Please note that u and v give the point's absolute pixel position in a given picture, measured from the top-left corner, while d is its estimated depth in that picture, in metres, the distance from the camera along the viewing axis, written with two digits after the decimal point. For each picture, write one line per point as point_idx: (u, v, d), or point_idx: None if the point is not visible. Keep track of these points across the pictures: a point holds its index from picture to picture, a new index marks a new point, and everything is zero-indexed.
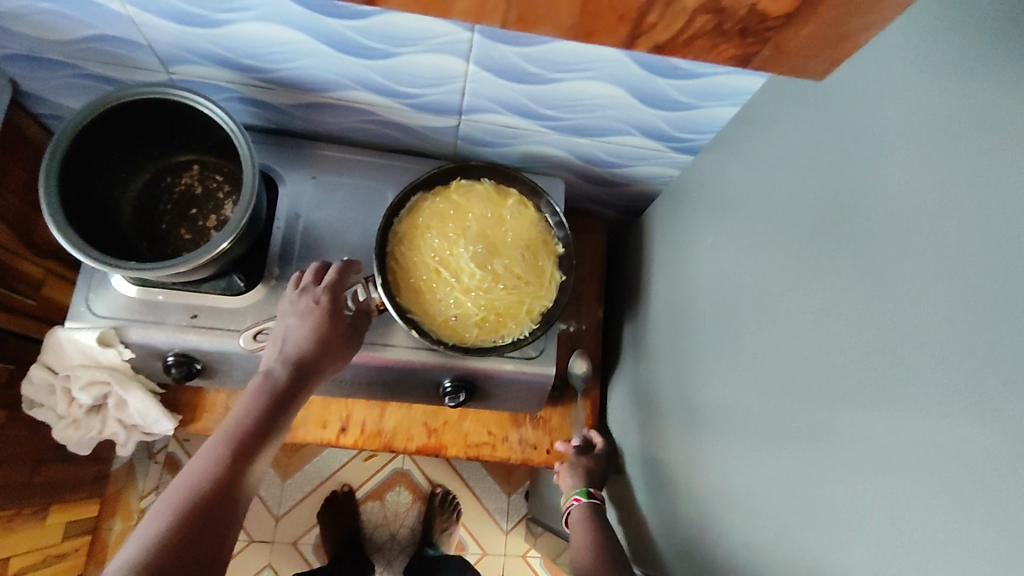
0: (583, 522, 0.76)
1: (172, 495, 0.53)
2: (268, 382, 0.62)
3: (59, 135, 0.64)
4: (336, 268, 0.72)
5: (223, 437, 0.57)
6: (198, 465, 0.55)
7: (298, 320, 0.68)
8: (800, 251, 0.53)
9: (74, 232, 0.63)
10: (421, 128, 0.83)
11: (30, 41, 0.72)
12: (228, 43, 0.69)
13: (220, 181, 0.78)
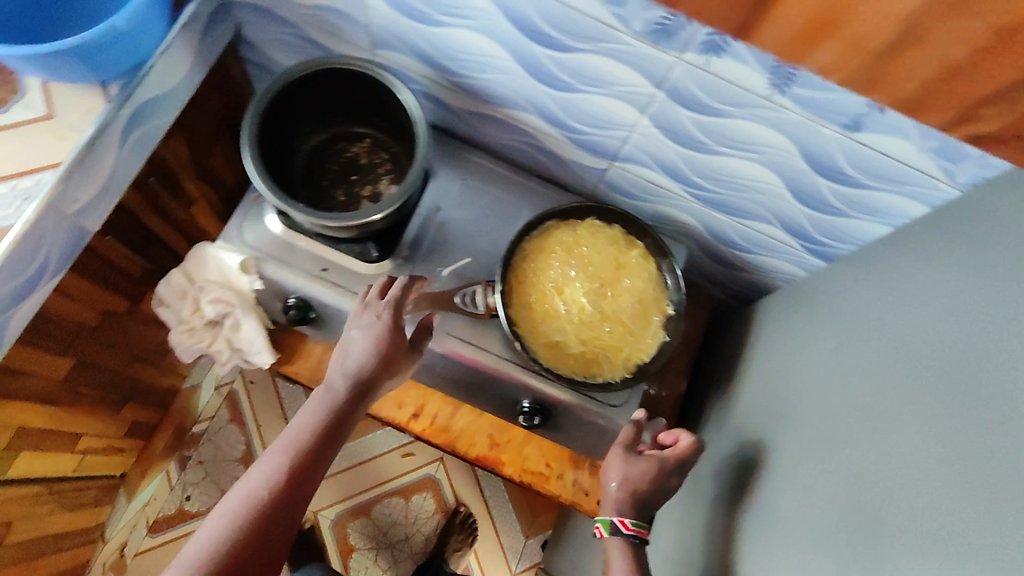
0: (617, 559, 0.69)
1: (236, 501, 0.64)
2: (329, 398, 0.70)
3: (273, 84, 0.72)
4: (398, 286, 0.74)
5: (282, 450, 0.67)
6: (259, 476, 0.66)
7: (358, 336, 0.72)
8: (909, 378, 0.52)
9: (262, 170, 0.70)
10: (571, 161, 0.87)
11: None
12: (429, 40, 0.75)
13: (384, 159, 0.85)
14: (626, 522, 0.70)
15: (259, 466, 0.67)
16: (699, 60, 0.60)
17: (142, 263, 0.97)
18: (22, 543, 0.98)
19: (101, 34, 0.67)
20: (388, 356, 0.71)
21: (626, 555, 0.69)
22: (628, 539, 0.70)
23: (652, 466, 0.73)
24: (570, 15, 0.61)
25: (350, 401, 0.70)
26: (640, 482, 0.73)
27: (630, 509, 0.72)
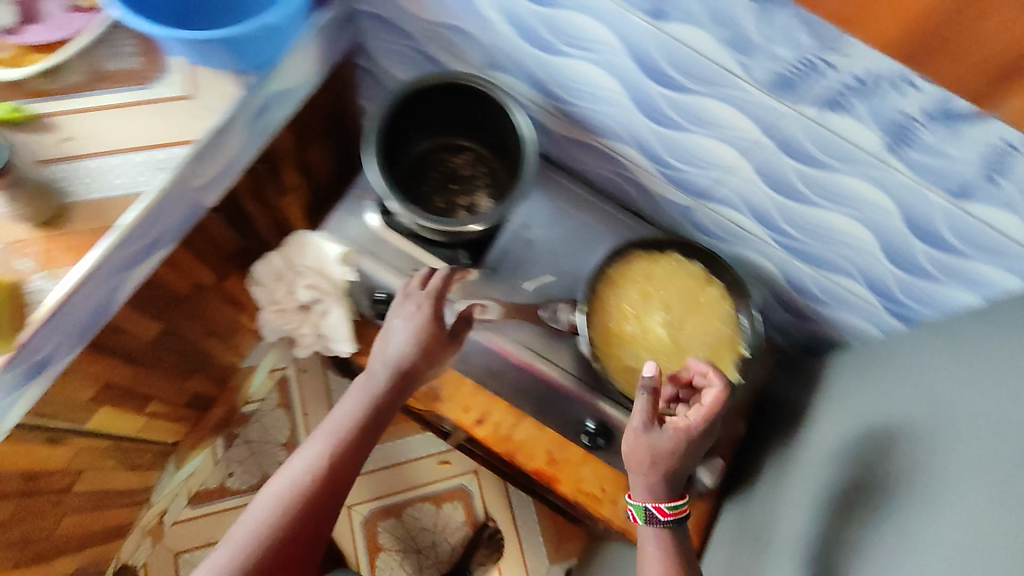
0: (652, 544, 0.72)
1: (286, 479, 0.71)
2: (373, 386, 0.75)
3: (399, 93, 0.77)
4: (438, 278, 0.77)
5: (330, 431, 0.73)
6: (307, 457, 0.72)
7: (402, 329, 0.76)
8: (1005, 450, 0.53)
9: (383, 174, 0.75)
10: (660, 196, 0.88)
11: (397, 7, 0.85)
12: (545, 67, 0.79)
13: (483, 173, 0.89)
14: (659, 506, 0.70)
15: (308, 444, 0.73)
16: (815, 113, 0.62)
17: (235, 242, 1.02)
18: (83, 494, 1.02)
19: (257, 28, 0.73)
20: (430, 349, 0.76)
21: (662, 539, 0.72)
22: (664, 522, 0.71)
23: (677, 442, 0.68)
24: (695, 59, 0.64)
25: (393, 389, 0.76)
26: (666, 462, 0.68)
27: (664, 490, 0.70)
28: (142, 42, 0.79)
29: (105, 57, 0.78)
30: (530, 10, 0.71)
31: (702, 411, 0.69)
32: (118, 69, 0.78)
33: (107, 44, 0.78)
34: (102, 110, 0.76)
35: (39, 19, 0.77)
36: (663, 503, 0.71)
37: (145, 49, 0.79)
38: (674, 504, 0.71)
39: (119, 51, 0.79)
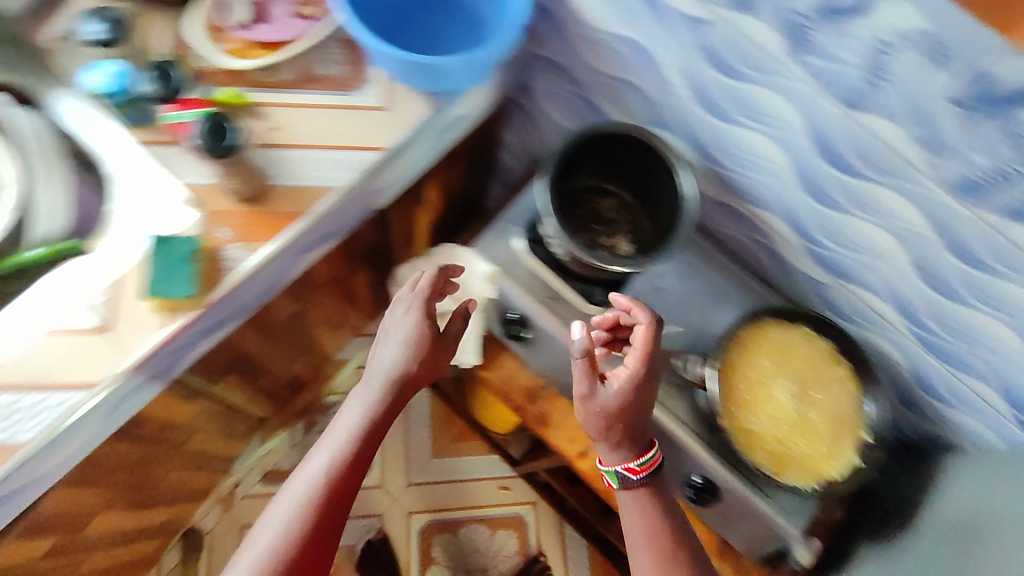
0: (633, 507, 0.76)
1: (305, 483, 0.71)
2: (372, 393, 0.78)
3: (572, 137, 0.82)
4: (425, 280, 0.84)
5: (337, 440, 0.75)
6: (322, 460, 0.73)
7: (395, 334, 0.82)
8: None
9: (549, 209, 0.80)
10: (797, 268, 0.90)
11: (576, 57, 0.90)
12: (713, 132, 0.82)
13: (626, 220, 0.92)
14: (630, 467, 0.75)
15: (314, 457, 0.74)
16: (997, 221, 0.63)
17: (374, 242, 1.08)
18: (188, 453, 1.07)
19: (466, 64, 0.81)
20: (425, 353, 0.82)
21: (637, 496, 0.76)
22: (637, 480, 0.76)
23: (625, 396, 0.72)
24: (882, 151, 0.67)
25: (393, 394, 0.79)
26: (619, 416, 0.72)
27: (631, 449, 0.75)
28: (348, 55, 0.86)
29: (316, 63, 0.85)
30: (718, 80, 0.75)
31: (636, 353, 0.74)
32: (325, 75, 0.85)
33: (318, 52, 0.86)
34: (304, 109, 0.83)
35: (267, 20, 0.85)
36: (633, 462, 0.75)
37: (349, 62, 0.86)
38: (642, 459, 0.75)
39: (327, 59, 0.86)
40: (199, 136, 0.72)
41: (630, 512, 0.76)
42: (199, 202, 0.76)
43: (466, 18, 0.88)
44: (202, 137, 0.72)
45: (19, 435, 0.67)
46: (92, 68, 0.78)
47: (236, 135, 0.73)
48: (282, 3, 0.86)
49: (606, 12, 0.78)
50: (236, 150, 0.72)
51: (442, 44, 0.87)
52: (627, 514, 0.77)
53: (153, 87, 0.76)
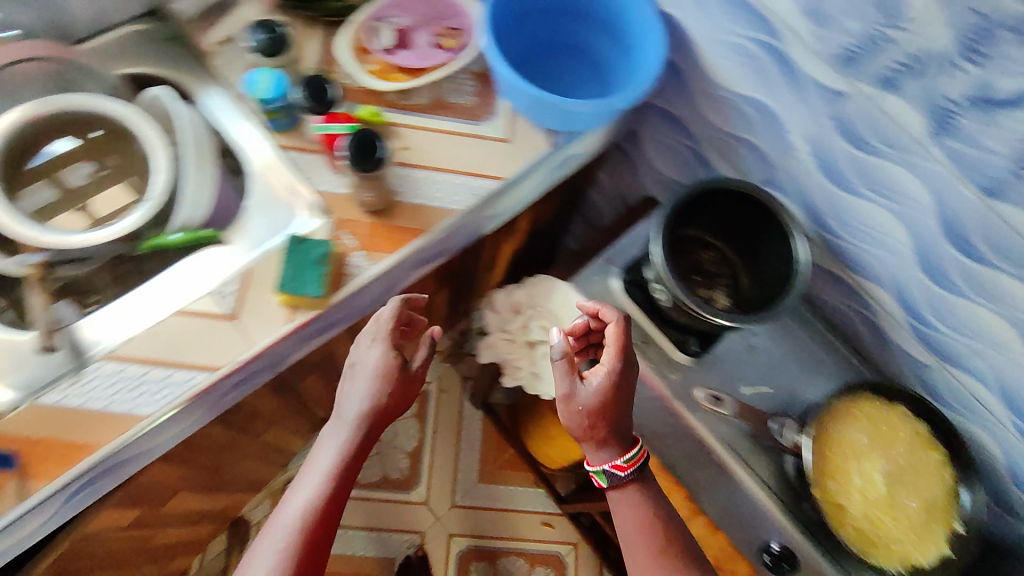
0: (625, 505, 0.81)
1: (287, 521, 0.74)
2: (344, 431, 0.79)
3: (690, 189, 0.84)
4: (389, 313, 0.81)
5: (314, 480, 0.77)
6: (302, 499, 0.75)
7: (361, 370, 0.81)
8: None
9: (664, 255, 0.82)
10: (896, 344, 0.90)
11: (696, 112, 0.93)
12: (830, 200, 0.83)
13: (726, 275, 0.93)
14: (618, 465, 0.79)
15: (293, 497, 0.76)
16: None
17: (465, 264, 1.11)
18: (262, 443, 1.10)
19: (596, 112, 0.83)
20: (390, 390, 0.80)
21: (632, 495, 0.81)
22: (624, 477, 0.80)
23: (604, 392, 0.76)
24: (1016, 240, 0.66)
25: (364, 429, 0.80)
26: (602, 412, 0.77)
27: (618, 446, 0.79)
28: (481, 87, 0.91)
29: (449, 91, 0.90)
30: (846, 151, 0.77)
31: (611, 352, 0.78)
32: (456, 103, 0.90)
33: (452, 81, 0.91)
34: (434, 132, 0.87)
35: (408, 47, 0.91)
36: (619, 459, 0.79)
37: (481, 93, 0.91)
38: (628, 456, 0.79)
39: (460, 89, 0.91)
40: (349, 153, 0.74)
41: (625, 513, 0.81)
42: (325, 210, 0.80)
43: (596, 68, 0.93)
44: (351, 156, 0.74)
45: (137, 408, 0.68)
46: (251, 76, 0.80)
47: (384, 152, 0.75)
48: (424, 33, 0.92)
49: (740, 76, 0.82)
50: (384, 164, 0.74)
51: (570, 88, 0.92)
52: (618, 511, 0.82)
53: (306, 98, 0.79)
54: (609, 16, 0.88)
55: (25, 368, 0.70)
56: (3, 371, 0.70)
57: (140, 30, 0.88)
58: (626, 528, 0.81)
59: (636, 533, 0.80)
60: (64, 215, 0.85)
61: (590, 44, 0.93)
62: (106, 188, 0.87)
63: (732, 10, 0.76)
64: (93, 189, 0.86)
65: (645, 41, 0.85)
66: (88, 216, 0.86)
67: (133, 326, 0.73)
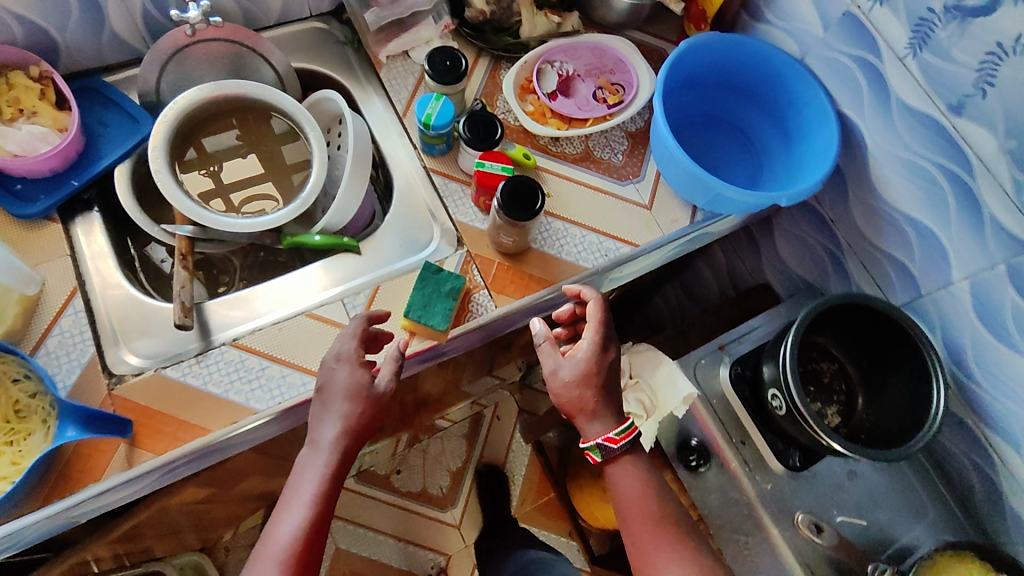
0: (624, 480, 0.76)
1: (268, 560, 0.61)
2: (321, 453, 0.65)
3: (829, 300, 0.80)
4: (351, 331, 0.69)
5: (293, 513, 0.63)
6: (282, 534, 0.62)
7: (330, 392, 0.67)
8: None
9: (789, 361, 0.79)
10: (1013, 512, 0.82)
11: (847, 217, 0.89)
12: (978, 344, 0.78)
13: (841, 390, 0.88)
14: (610, 437, 0.73)
15: (274, 536, 0.63)
16: None
17: None
18: None
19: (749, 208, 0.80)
20: (363, 410, 0.66)
21: (634, 467, 0.77)
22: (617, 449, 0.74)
23: (590, 359, 0.73)
24: None
25: (343, 451, 0.66)
26: (591, 379, 0.73)
27: (610, 411, 0.74)
28: (631, 147, 0.90)
29: (599, 145, 0.89)
30: (1012, 300, 0.72)
31: (593, 326, 0.75)
32: (604, 159, 0.88)
33: (605, 136, 0.89)
34: (578, 185, 0.86)
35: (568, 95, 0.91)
36: (612, 431, 0.74)
37: (630, 153, 0.89)
38: (621, 428, 0.74)
39: (611, 146, 0.89)
40: (502, 196, 0.72)
41: (621, 489, 0.76)
42: (459, 241, 0.81)
43: (753, 154, 0.91)
44: (503, 199, 0.73)
45: (251, 402, 0.69)
46: (421, 101, 0.80)
47: (540, 204, 0.73)
48: (587, 84, 0.91)
49: (909, 194, 0.79)
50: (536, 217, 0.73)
51: (722, 168, 0.90)
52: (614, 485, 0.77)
53: (468, 135, 0.78)
54: (786, 108, 0.87)
55: (154, 336, 0.72)
56: (134, 334, 0.72)
57: (317, 28, 0.92)
58: (625, 505, 0.76)
59: (634, 509, 0.75)
60: (193, 175, 0.83)
61: (753, 129, 0.91)
62: (236, 157, 0.86)
63: (920, 129, 0.74)
64: (224, 156, 0.85)
65: (821, 141, 0.81)
66: (215, 181, 0.85)
67: (257, 314, 0.75)
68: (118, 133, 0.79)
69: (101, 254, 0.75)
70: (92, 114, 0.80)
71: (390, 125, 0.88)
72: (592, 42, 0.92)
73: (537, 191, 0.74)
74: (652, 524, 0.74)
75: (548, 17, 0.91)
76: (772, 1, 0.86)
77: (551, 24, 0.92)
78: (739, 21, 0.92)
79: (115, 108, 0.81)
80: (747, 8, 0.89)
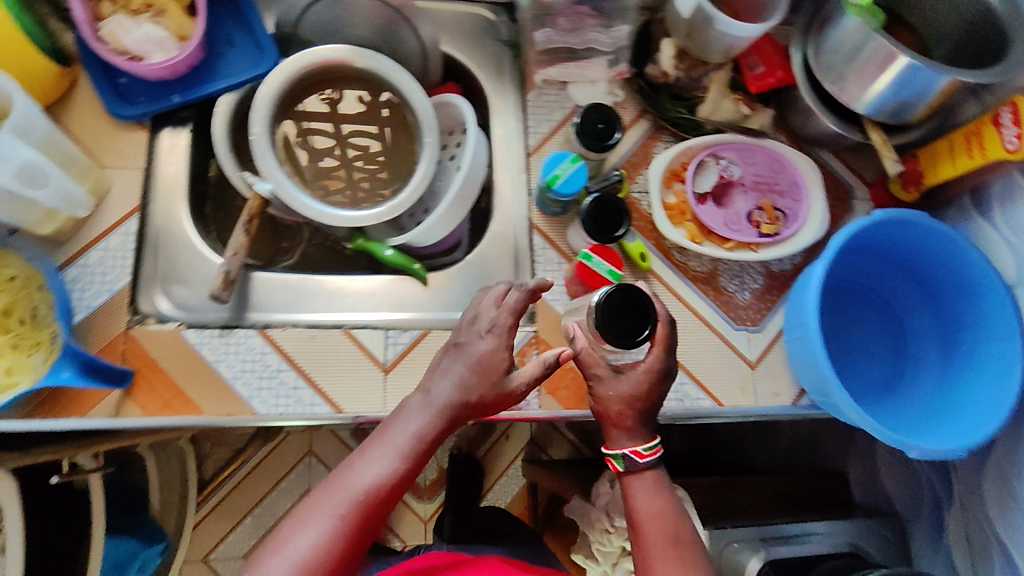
0: (642, 499, 0.62)
1: (346, 488, 0.54)
2: (432, 410, 0.59)
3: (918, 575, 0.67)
4: (510, 300, 0.64)
5: (384, 455, 0.56)
6: (369, 467, 0.56)
7: (464, 354, 0.62)
8: None
9: None
10: None
11: (976, 476, 0.73)
12: None
13: None
14: (636, 450, 0.62)
15: (351, 475, 0.55)
16: None
17: None
18: None
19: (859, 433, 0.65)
20: (488, 388, 0.61)
21: (657, 488, 0.62)
22: (642, 465, 0.62)
23: (644, 380, 0.63)
24: None
25: (453, 416, 0.59)
26: (637, 401, 0.63)
27: (643, 428, 0.63)
28: (765, 289, 0.76)
29: (728, 272, 0.76)
30: None
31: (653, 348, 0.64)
32: (728, 290, 0.76)
33: (740, 264, 0.77)
34: (687, 306, 0.74)
35: (721, 202, 0.78)
36: (639, 445, 0.63)
37: (762, 295, 0.76)
38: (650, 445, 0.63)
39: (743, 278, 0.76)
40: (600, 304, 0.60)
41: (637, 508, 0.61)
42: (532, 316, 0.73)
43: (898, 358, 0.76)
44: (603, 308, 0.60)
45: (253, 399, 0.65)
46: (554, 157, 0.70)
47: (642, 336, 0.60)
48: (748, 198, 0.78)
49: None
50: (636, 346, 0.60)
51: (855, 360, 0.76)
52: (628, 507, 0.62)
53: (589, 218, 0.68)
54: (963, 332, 0.70)
55: (191, 285, 0.69)
56: (172, 277, 0.69)
57: (486, 18, 0.83)
58: (643, 529, 0.60)
59: (648, 526, 0.60)
60: (311, 99, 0.78)
61: (914, 330, 0.76)
62: (355, 89, 0.78)
63: None
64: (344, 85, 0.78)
65: (987, 398, 0.65)
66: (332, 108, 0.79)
67: (299, 310, 0.71)
68: (237, 59, 0.75)
69: (175, 176, 0.72)
70: (222, 29, 0.75)
71: (515, 156, 0.79)
72: (775, 152, 0.78)
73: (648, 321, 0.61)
74: (669, 551, 0.58)
75: (737, 105, 0.78)
76: (1008, 202, 0.69)
77: (737, 113, 0.79)
78: (957, 201, 0.76)
79: (247, 30, 0.76)
80: (975, 196, 0.73)
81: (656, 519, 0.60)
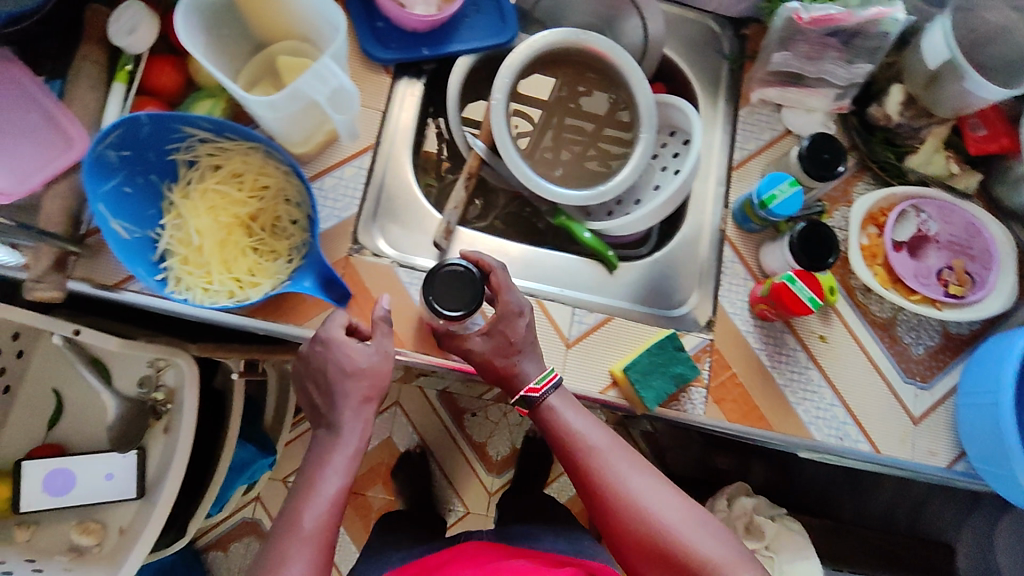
0: (566, 414, 0.64)
1: (307, 525, 0.55)
2: (351, 424, 0.61)
3: None
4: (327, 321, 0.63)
5: (326, 476, 0.58)
6: (316, 498, 0.57)
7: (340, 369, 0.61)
8: None
9: None
10: None
11: None
12: None
13: None
14: (531, 388, 0.65)
15: (308, 506, 0.56)
16: None
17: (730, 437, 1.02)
18: None
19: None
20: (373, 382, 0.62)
21: (569, 401, 0.65)
22: (542, 398, 0.64)
23: (505, 329, 0.65)
24: None
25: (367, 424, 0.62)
26: (506, 350, 0.65)
27: (533, 366, 0.66)
28: (939, 348, 0.77)
29: (905, 324, 0.77)
30: None
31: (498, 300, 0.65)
32: (903, 341, 0.76)
33: (918, 318, 0.77)
34: (861, 348, 0.75)
35: (914, 254, 0.78)
36: (532, 380, 0.65)
37: (935, 353, 0.77)
38: (543, 376, 0.65)
39: (918, 332, 0.77)
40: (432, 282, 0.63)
41: (563, 425, 0.63)
42: (709, 324, 0.75)
43: None
44: (435, 287, 0.63)
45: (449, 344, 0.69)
46: (772, 177, 0.72)
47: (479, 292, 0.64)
48: (938, 255, 0.78)
49: None
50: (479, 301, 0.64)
51: None
52: (556, 427, 0.64)
53: (798, 242, 0.70)
54: None
55: (407, 227, 0.74)
56: (390, 218, 0.73)
57: (710, 29, 0.85)
58: (581, 440, 0.63)
59: (582, 440, 0.63)
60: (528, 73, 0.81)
61: None
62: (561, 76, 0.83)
63: None
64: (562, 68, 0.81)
65: None
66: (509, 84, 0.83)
67: None
68: (479, 22, 0.77)
69: (404, 124, 0.76)
70: None
71: (717, 167, 0.80)
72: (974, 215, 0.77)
73: (477, 284, 0.64)
74: (613, 452, 0.62)
75: (948, 162, 0.78)
76: None
77: (946, 170, 0.79)
78: None
79: None
80: None
81: (587, 427, 0.63)
